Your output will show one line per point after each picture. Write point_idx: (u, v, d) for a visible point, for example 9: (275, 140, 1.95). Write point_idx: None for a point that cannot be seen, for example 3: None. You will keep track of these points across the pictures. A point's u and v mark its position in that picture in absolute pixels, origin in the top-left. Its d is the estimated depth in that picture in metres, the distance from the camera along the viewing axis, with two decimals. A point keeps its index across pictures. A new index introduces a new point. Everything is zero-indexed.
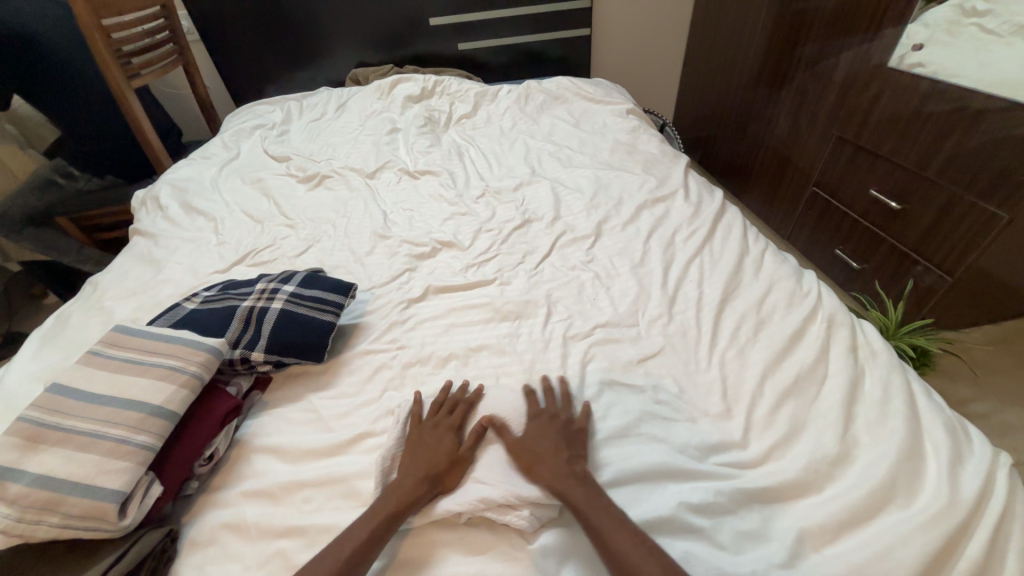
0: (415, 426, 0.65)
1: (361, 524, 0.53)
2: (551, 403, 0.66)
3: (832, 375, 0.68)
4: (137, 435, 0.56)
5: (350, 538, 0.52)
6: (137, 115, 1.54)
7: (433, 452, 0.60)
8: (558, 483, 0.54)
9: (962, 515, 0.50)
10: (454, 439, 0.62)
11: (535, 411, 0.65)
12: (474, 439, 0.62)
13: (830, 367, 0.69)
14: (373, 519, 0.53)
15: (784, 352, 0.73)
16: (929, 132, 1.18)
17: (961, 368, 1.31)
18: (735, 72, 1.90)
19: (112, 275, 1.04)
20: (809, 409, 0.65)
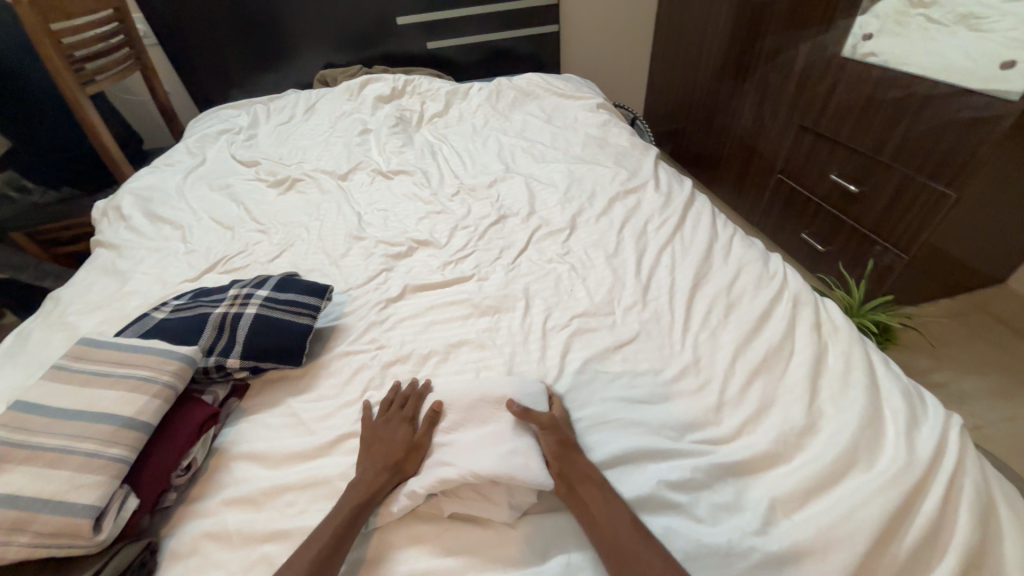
0: (368, 427, 0.65)
1: (326, 523, 0.54)
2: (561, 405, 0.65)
3: (798, 351, 0.71)
4: (110, 449, 0.55)
5: (317, 538, 0.52)
6: (93, 123, 1.48)
7: (392, 446, 0.61)
8: (559, 471, 0.56)
9: (917, 473, 0.53)
10: (409, 429, 0.63)
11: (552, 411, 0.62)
12: (429, 425, 0.64)
13: (796, 344, 0.72)
14: (337, 517, 0.54)
15: (753, 332, 0.76)
16: (882, 118, 1.24)
17: (920, 341, 1.38)
18: (701, 66, 1.95)
19: (74, 289, 1.00)
20: (778, 384, 0.68)
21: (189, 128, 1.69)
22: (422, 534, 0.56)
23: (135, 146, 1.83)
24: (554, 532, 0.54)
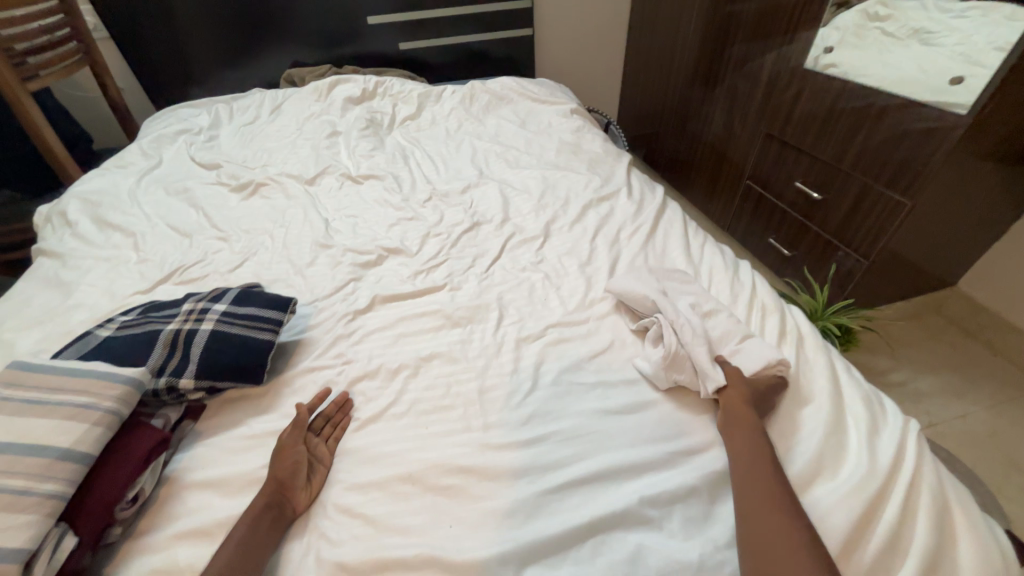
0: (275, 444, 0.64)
1: (220, 553, 0.51)
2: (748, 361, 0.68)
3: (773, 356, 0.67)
4: (44, 484, 0.51)
5: (211, 567, 0.50)
6: (35, 121, 1.38)
7: (283, 464, 0.60)
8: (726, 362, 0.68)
9: (879, 480, 0.55)
10: (303, 450, 0.63)
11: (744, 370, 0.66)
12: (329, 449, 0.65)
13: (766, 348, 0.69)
14: (229, 545, 0.52)
15: (733, 337, 0.72)
16: (842, 127, 1.28)
17: (880, 342, 1.44)
18: (673, 71, 1.98)
19: (10, 302, 0.92)
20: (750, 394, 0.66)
21: (144, 128, 1.60)
22: (388, 564, 0.52)
23: (84, 146, 1.72)
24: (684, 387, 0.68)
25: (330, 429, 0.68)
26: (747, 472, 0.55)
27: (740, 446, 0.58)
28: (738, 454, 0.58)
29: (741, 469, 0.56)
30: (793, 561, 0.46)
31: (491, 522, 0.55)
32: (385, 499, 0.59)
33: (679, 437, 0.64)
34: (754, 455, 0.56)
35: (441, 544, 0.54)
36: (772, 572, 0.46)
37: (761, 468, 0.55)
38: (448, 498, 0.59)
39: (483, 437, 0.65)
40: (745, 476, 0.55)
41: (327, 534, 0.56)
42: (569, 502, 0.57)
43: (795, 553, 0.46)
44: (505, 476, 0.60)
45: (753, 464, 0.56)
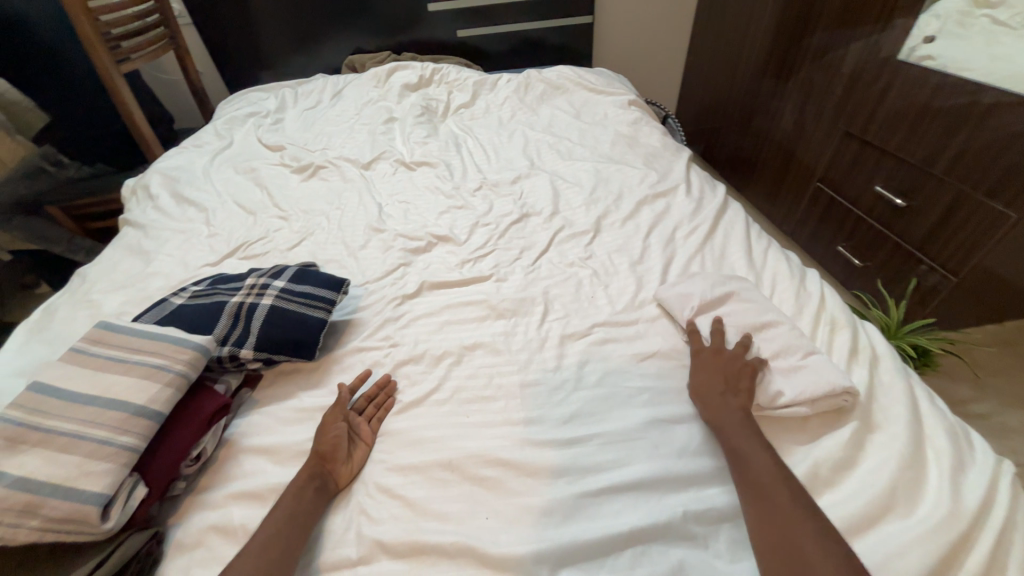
0: (323, 418, 0.67)
1: (269, 519, 0.54)
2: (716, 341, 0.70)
3: (840, 379, 0.61)
4: (122, 436, 0.55)
5: (261, 531, 0.53)
6: (126, 101, 1.50)
7: (327, 436, 0.63)
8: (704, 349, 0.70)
9: (962, 525, 0.49)
10: (344, 423, 0.65)
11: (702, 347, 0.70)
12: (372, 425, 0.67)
13: (821, 369, 0.63)
14: (277, 512, 0.55)
15: (795, 352, 0.67)
16: (937, 127, 1.15)
17: (961, 368, 1.30)
18: (741, 61, 1.86)
19: (100, 267, 1.02)
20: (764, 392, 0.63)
21: (219, 110, 1.70)
22: (424, 548, 0.53)
23: (166, 126, 1.86)
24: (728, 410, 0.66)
25: (372, 410, 0.69)
26: (737, 446, 0.56)
27: (724, 420, 0.60)
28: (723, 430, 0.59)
29: (730, 445, 0.57)
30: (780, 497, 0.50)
31: (528, 518, 0.55)
32: (424, 483, 0.60)
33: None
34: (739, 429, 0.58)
35: (476, 535, 0.54)
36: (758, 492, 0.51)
37: (749, 441, 0.56)
38: (486, 489, 0.58)
39: (523, 432, 0.64)
40: (733, 450, 0.57)
41: (368, 512, 0.57)
42: (609, 508, 0.55)
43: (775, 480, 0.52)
44: (543, 474, 0.59)
45: (740, 438, 0.57)
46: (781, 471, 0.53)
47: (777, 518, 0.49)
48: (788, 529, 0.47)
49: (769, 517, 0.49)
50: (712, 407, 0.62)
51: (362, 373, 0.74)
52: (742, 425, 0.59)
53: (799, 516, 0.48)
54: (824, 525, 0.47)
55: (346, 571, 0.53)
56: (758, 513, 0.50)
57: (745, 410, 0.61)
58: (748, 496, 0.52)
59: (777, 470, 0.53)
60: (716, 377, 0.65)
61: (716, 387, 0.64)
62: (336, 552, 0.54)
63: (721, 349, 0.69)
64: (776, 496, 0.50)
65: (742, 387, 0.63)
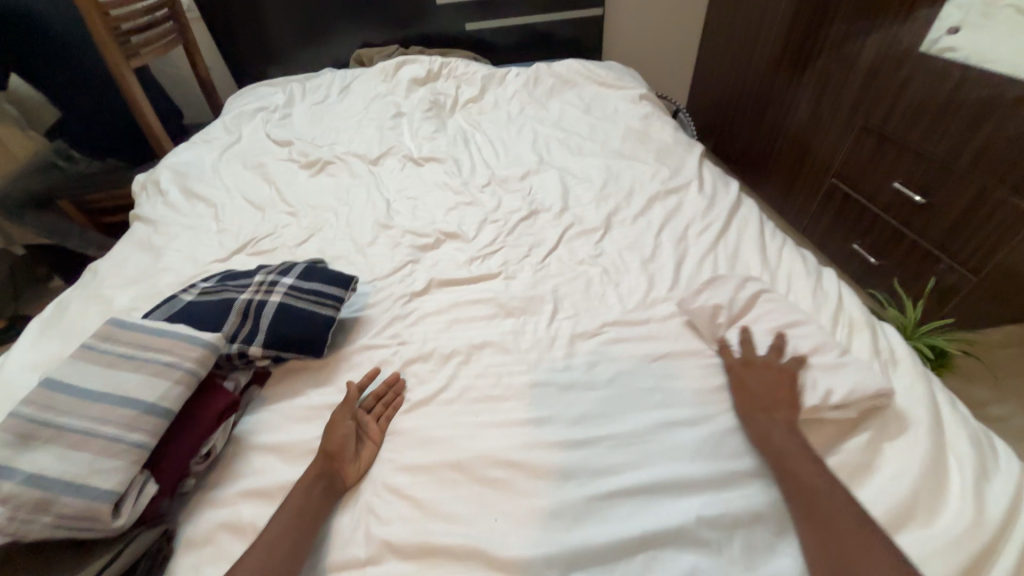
0: (330, 416, 0.66)
1: (279, 514, 0.54)
2: (750, 352, 0.68)
3: (877, 383, 0.60)
4: (132, 434, 0.55)
5: (271, 527, 0.53)
6: (136, 96, 1.50)
7: (335, 434, 0.63)
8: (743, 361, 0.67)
9: (986, 536, 0.48)
10: (352, 422, 0.65)
11: (738, 360, 0.68)
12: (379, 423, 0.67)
13: (857, 373, 0.61)
14: (287, 508, 0.55)
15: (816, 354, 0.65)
16: (959, 122, 1.12)
17: (980, 369, 1.27)
18: (755, 54, 1.82)
19: (111, 262, 1.02)
20: (812, 396, 0.60)
21: (228, 105, 1.70)
22: (434, 549, 0.53)
23: (176, 121, 1.86)
24: None
25: (381, 408, 0.69)
26: (786, 463, 0.55)
27: (771, 435, 0.58)
28: (767, 442, 0.58)
29: (778, 462, 0.55)
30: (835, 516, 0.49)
31: (537, 520, 0.54)
32: (433, 483, 0.59)
33: (744, 455, 0.59)
34: (786, 441, 0.57)
35: (485, 537, 0.53)
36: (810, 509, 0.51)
37: (801, 458, 0.54)
38: (495, 490, 0.58)
39: (533, 433, 0.63)
40: (779, 462, 0.55)
41: (377, 512, 0.57)
42: (619, 512, 0.55)
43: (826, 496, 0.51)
44: (553, 475, 0.58)
45: (789, 455, 0.55)
46: (838, 491, 0.51)
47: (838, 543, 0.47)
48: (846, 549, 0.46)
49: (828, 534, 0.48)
50: (756, 421, 0.60)
51: (371, 371, 0.73)
52: (790, 440, 0.57)
53: (860, 539, 0.47)
54: (889, 549, 0.46)
55: (355, 571, 0.53)
56: (817, 537, 0.49)
57: (789, 422, 0.59)
58: (803, 518, 0.51)
59: (833, 490, 0.51)
60: (755, 391, 0.63)
61: (758, 403, 0.62)
62: (345, 551, 0.54)
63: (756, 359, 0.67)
64: (834, 520, 0.49)
65: (783, 399, 0.61)
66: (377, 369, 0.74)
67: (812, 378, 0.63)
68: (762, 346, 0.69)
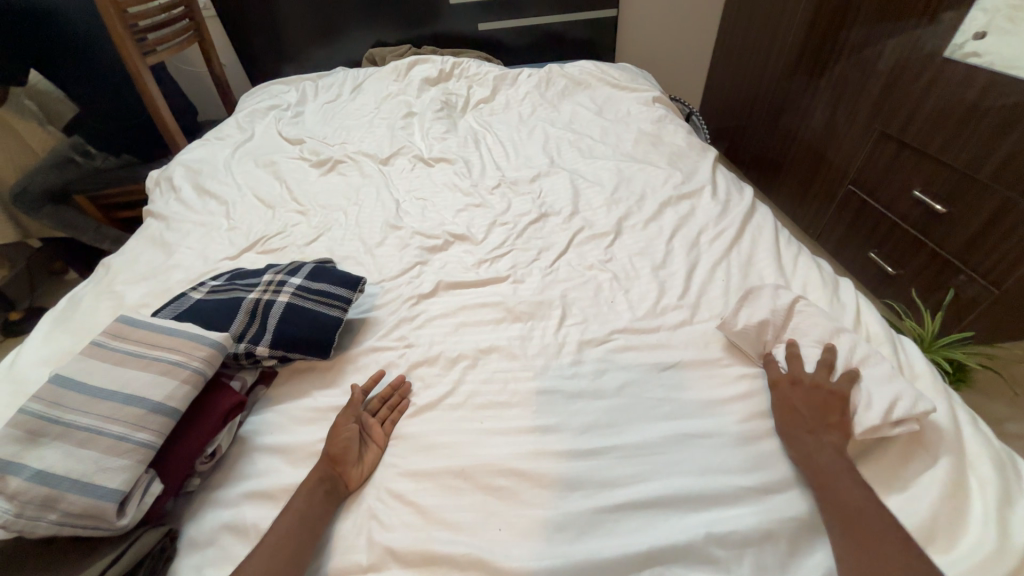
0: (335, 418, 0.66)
1: (283, 517, 0.54)
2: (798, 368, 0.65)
3: (926, 401, 0.56)
4: (138, 432, 0.55)
5: (274, 530, 0.53)
6: (151, 93, 1.52)
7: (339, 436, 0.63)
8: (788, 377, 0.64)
9: (1010, 564, 0.46)
10: (357, 424, 0.64)
11: (786, 376, 0.65)
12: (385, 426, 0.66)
13: (906, 388, 0.58)
14: (290, 511, 0.54)
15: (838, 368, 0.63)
16: (982, 130, 1.09)
17: (999, 385, 1.23)
18: (771, 58, 1.79)
19: (123, 257, 1.03)
20: (870, 414, 0.57)
21: (241, 102, 1.71)
22: (436, 558, 0.52)
23: (190, 117, 1.88)
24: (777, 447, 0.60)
25: (386, 411, 0.69)
26: (832, 483, 0.52)
27: (817, 453, 0.55)
28: (811, 463, 0.55)
29: (822, 484, 0.53)
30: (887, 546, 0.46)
31: (541, 532, 0.53)
32: (436, 490, 0.59)
33: (757, 469, 0.58)
34: (832, 463, 0.54)
35: (488, 547, 0.52)
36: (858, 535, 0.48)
37: (847, 478, 0.52)
38: (499, 499, 0.57)
39: (539, 441, 0.62)
40: (824, 484, 0.53)
41: (380, 518, 0.57)
42: (625, 526, 0.53)
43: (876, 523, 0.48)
44: (559, 485, 0.57)
45: (836, 476, 0.52)
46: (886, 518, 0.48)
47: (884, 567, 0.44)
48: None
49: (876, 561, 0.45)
50: (801, 441, 0.57)
51: (375, 374, 0.73)
52: (839, 460, 0.54)
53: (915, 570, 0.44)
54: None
55: None
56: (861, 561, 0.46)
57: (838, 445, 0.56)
58: (847, 541, 0.48)
59: (881, 515, 0.48)
60: (801, 409, 0.60)
61: (806, 419, 0.59)
62: (346, 558, 0.54)
63: (805, 376, 0.63)
64: (882, 545, 0.46)
65: (833, 420, 0.58)
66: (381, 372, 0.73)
67: (864, 393, 0.59)
68: (811, 362, 0.65)
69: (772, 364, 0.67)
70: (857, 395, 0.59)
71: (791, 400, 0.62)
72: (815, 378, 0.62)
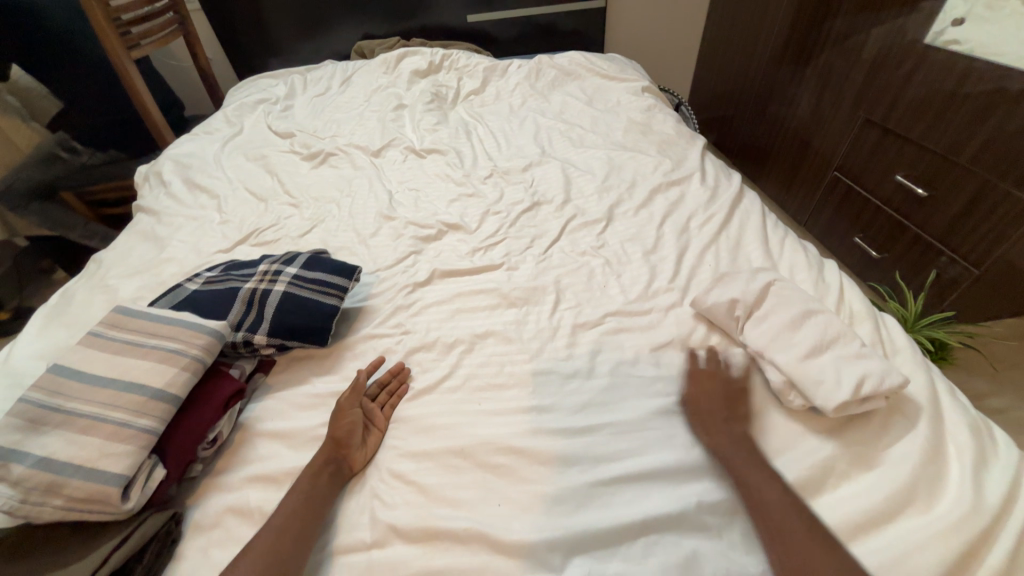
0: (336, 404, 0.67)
1: (287, 500, 0.55)
2: (716, 365, 0.68)
3: (898, 375, 0.58)
4: (139, 419, 0.56)
5: (280, 511, 0.54)
6: (137, 88, 1.50)
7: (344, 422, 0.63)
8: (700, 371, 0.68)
9: (983, 520, 0.49)
10: (360, 411, 0.65)
11: (704, 370, 0.68)
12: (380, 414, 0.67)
13: (881, 362, 0.60)
14: (295, 494, 0.55)
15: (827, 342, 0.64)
16: (962, 115, 1.12)
17: (981, 362, 1.27)
18: (757, 47, 1.81)
19: (115, 252, 1.02)
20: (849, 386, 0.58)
21: (229, 96, 1.69)
22: (439, 532, 0.53)
23: (177, 112, 1.86)
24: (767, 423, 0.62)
25: (386, 397, 0.70)
26: (760, 496, 0.52)
27: (735, 463, 0.56)
28: (724, 454, 0.57)
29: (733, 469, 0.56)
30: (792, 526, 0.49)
31: (540, 505, 0.55)
32: (437, 469, 0.60)
33: (688, 454, 0.59)
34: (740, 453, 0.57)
35: (489, 522, 0.54)
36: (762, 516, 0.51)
37: (753, 466, 0.55)
38: (498, 476, 0.59)
39: (535, 420, 0.64)
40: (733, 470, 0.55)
41: (382, 497, 0.58)
42: (622, 498, 0.55)
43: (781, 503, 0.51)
44: (557, 461, 0.59)
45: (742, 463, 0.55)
46: (808, 521, 0.49)
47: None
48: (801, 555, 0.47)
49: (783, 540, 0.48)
50: (713, 428, 0.60)
51: (374, 361, 0.74)
52: (756, 468, 0.55)
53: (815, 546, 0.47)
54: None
55: (361, 554, 0.53)
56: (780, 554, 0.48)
57: (743, 432, 0.60)
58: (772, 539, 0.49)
59: (785, 496, 0.52)
60: (711, 401, 0.63)
61: (717, 414, 0.62)
62: (353, 537, 0.55)
63: (722, 373, 0.67)
64: (801, 541, 0.48)
65: (740, 413, 0.62)
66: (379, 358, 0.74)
67: (835, 369, 0.60)
68: (766, 345, 0.66)
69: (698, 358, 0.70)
70: (829, 372, 0.59)
71: (703, 392, 0.65)
72: (731, 377, 0.66)
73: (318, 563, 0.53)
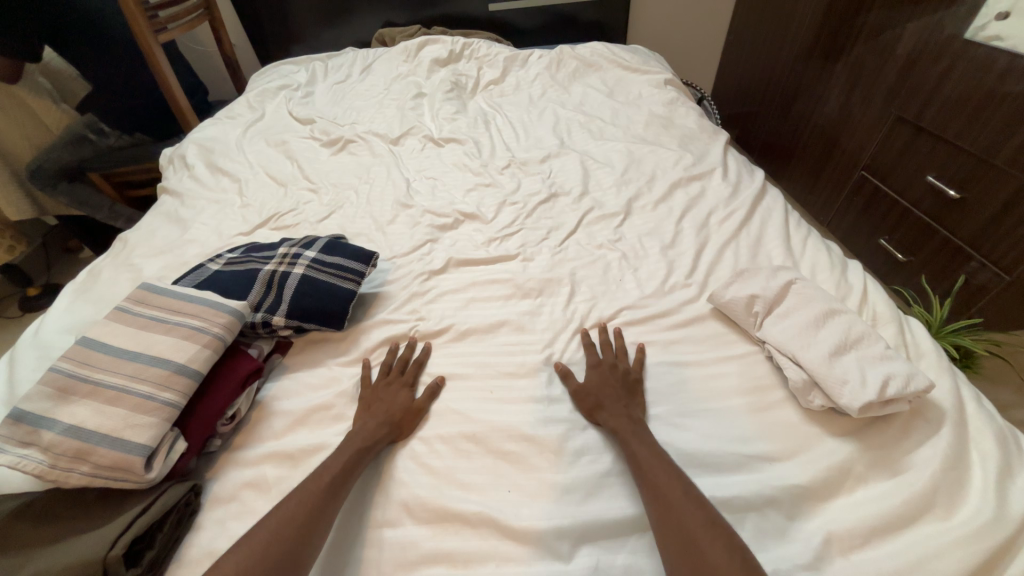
0: (366, 388, 0.68)
1: (330, 465, 0.56)
2: (609, 352, 0.70)
3: (922, 379, 0.57)
4: (163, 392, 0.57)
5: (325, 472, 0.55)
6: (165, 73, 1.52)
7: (391, 405, 0.64)
8: (597, 360, 0.69)
9: (1007, 530, 0.47)
10: (408, 393, 0.66)
11: (594, 361, 0.69)
12: (430, 394, 0.67)
13: (904, 365, 0.58)
14: (337, 462, 0.56)
15: (849, 342, 0.62)
16: (1002, 115, 1.07)
17: (1005, 372, 1.24)
18: (785, 41, 1.75)
19: (140, 232, 1.05)
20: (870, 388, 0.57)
21: (251, 81, 1.71)
22: (451, 514, 0.54)
23: (201, 97, 1.88)
24: (784, 423, 0.61)
25: (413, 369, 0.71)
26: (648, 473, 0.53)
27: (631, 446, 0.56)
28: (622, 439, 0.57)
29: (628, 446, 0.56)
30: (673, 493, 0.50)
31: (549, 493, 0.55)
32: (448, 452, 0.61)
33: (598, 443, 0.60)
34: (638, 435, 0.57)
35: (499, 507, 0.54)
36: (647, 487, 0.52)
37: (643, 445, 0.56)
38: (509, 463, 0.59)
39: (546, 410, 0.64)
40: (629, 447, 0.56)
41: (398, 477, 0.59)
42: (629, 490, 0.55)
43: (668, 475, 0.52)
44: (564, 453, 0.59)
45: (634, 442, 0.56)
46: (693, 497, 0.50)
47: (699, 550, 0.45)
48: (678, 516, 0.48)
49: (666, 509, 0.49)
50: (613, 410, 0.61)
51: (395, 344, 0.74)
52: (648, 451, 0.55)
53: (695, 514, 0.48)
54: (736, 546, 0.45)
55: (376, 530, 0.54)
56: (659, 519, 0.49)
57: (634, 414, 0.61)
58: (655, 507, 0.50)
59: (670, 469, 0.53)
60: (610, 388, 0.64)
61: (617, 400, 0.62)
62: (373, 516, 0.55)
63: (612, 361, 0.68)
64: (680, 508, 0.48)
65: (637, 400, 0.64)
66: (411, 342, 0.74)
67: (858, 369, 0.59)
68: (783, 344, 0.65)
69: (620, 349, 0.71)
70: (852, 372, 0.59)
71: (602, 379, 0.66)
72: (620, 364, 0.68)
73: (350, 539, 0.54)
